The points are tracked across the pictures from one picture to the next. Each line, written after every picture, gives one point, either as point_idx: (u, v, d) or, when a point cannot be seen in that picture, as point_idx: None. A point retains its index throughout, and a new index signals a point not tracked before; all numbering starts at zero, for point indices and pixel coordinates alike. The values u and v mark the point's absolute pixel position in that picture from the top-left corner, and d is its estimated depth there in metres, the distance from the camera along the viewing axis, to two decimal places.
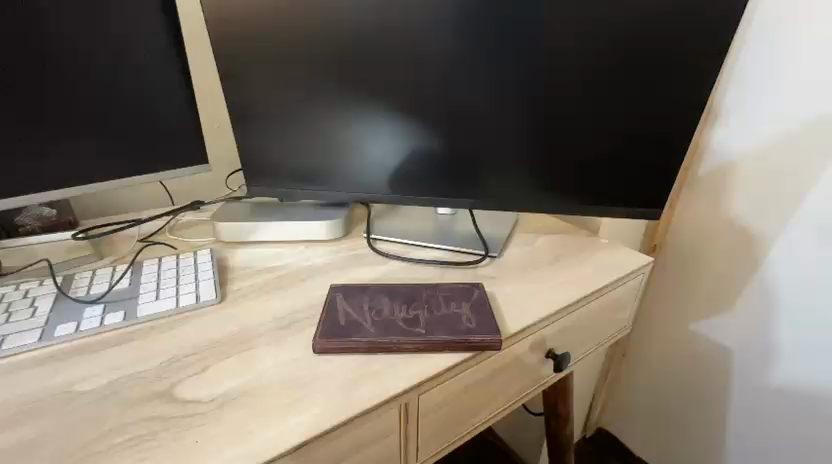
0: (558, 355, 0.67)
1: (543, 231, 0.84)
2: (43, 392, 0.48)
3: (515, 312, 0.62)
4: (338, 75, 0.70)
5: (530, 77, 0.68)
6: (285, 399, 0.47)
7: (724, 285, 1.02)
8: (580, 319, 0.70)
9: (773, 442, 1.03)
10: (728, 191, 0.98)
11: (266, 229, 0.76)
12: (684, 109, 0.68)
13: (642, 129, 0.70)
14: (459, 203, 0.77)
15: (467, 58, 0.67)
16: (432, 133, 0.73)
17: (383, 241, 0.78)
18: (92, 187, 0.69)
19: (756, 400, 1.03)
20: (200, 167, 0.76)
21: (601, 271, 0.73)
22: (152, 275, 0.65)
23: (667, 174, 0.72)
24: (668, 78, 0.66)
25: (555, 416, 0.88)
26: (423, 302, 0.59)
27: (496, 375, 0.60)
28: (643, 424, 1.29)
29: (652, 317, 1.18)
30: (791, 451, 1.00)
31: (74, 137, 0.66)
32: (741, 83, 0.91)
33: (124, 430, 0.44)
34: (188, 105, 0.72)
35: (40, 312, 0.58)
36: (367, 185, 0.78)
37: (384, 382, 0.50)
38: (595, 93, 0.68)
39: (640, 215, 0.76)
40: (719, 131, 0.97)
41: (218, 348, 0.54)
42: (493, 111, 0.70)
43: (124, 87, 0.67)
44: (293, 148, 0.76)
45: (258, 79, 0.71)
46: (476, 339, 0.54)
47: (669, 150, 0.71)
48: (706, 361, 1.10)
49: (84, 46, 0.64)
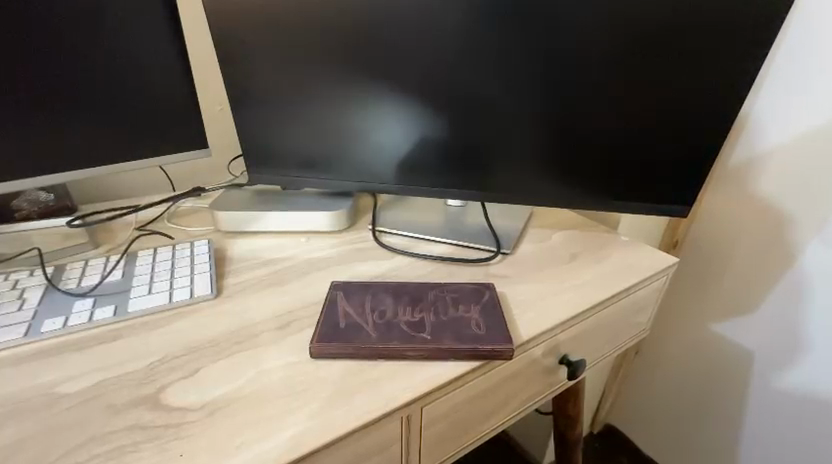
0: (572, 362, 0.63)
1: (560, 225, 0.79)
2: (25, 393, 0.45)
3: (528, 316, 0.58)
4: (345, 58, 0.64)
5: (551, 61, 0.61)
6: (278, 409, 0.44)
7: (749, 286, 0.96)
8: (597, 322, 0.65)
9: (783, 445, 1.00)
10: (761, 188, 0.90)
11: (267, 219, 0.72)
12: (723, 97, 0.61)
13: (675, 119, 0.63)
14: (470, 194, 0.72)
15: (483, 38, 0.61)
16: (442, 119, 0.67)
17: (388, 234, 0.74)
18: (85, 172, 0.65)
19: (773, 405, 0.99)
20: (199, 152, 0.71)
21: (622, 272, 0.68)
22: (146, 267, 0.62)
23: (699, 168, 0.66)
24: (706, 63, 0.59)
25: (564, 416, 0.83)
26: (429, 304, 0.55)
27: (506, 383, 0.56)
28: (653, 424, 1.25)
29: (669, 316, 1.13)
30: (801, 455, 0.97)
31: (61, 121, 0.62)
32: (782, 70, 0.82)
33: (105, 439, 0.41)
34: (183, 88, 0.67)
35: (28, 304, 0.55)
36: (375, 173, 0.73)
37: (386, 393, 0.46)
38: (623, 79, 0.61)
39: (667, 213, 0.70)
40: (754, 123, 0.89)
41: (211, 349, 0.51)
42: (512, 98, 0.64)
43: (114, 65, 0.63)
44: (296, 133, 0.71)
45: (258, 60, 0.66)
46: (487, 348, 0.50)
47: (703, 143, 0.64)
48: (723, 364, 1.05)
49: (68, 25, 0.59)
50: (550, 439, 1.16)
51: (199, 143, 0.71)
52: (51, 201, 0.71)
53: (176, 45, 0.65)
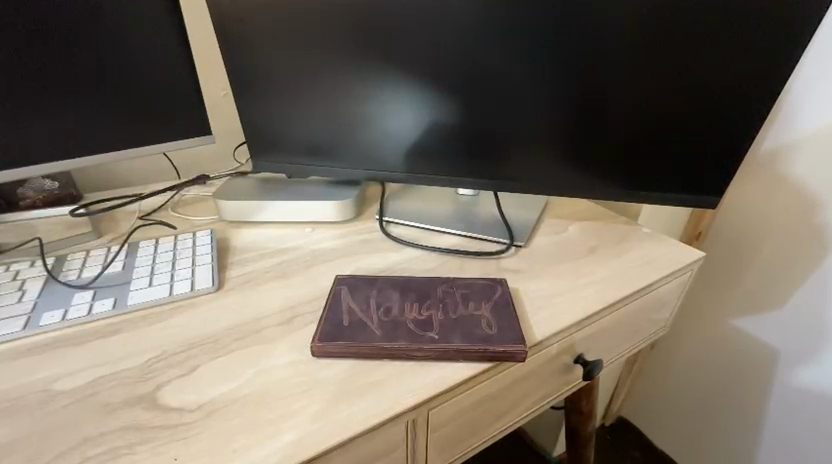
0: (588, 362, 0.60)
1: (576, 217, 0.75)
2: (20, 390, 0.44)
3: (543, 314, 0.55)
4: (350, 43, 0.61)
5: (574, 38, 0.56)
6: (277, 412, 0.42)
7: (777, 283, 0.90)
8: (616, 320, 0.61)
9: (802, 445, 0.96)
10: (795, 178, 0.84)
11: (270, 208, 0.70)
12: (764, 79, 0.55)
13: (707, 103, 0.58)
14: (483, 184, 0.68)
15: (499, 16, 0.56)
16: (455, 105, 0.63)
17: (397, 225, 0.71)
18: (84, 161, 0.62)
19: (796, 405, 0.95)
20: (202, 139, 0.68)
21: (643, 267, 0.64)
22: (148, 259, 0.60)
23: (731, 157, 0.61)
24: (742, 44, 0.53)
25: (576, 412, 0.79)
26: (438, 301, 0.53)
27: (517, 383, 0.54)
28: (669, 420, 1.21)
29: (690, 311, 1.08)
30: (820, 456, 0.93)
31: (54, 110, 0.59)
32: (826, 48, 0.75)
33: (100, 441, 0.40)
34: (183, 75, 0.64)
35: (27, 296, 0.54)
36: (383, 162, 0.70)
37: (388, 397, 0.44)
38: (646, 63, 0.57)
39: (694, 204, 0.65)
40: (791, 107, 0.82)
41: (211, 346, 0.49)
42: (529, 82, 0.60)
43: (108, 50, 0.59)
44: (300, 121, 0.68)
45: (261, 42, 0.62)
46: (498, 349, 0.47)
47: (740, 129, 0.59)
48: (744, 362, 1.01)
49: (57, 6, 0.55)
50: (561, 433, 1.14)
51: (200, 131, 0.68)
52: (55, 189, 0.69)
53: (176, 27, 0.62)
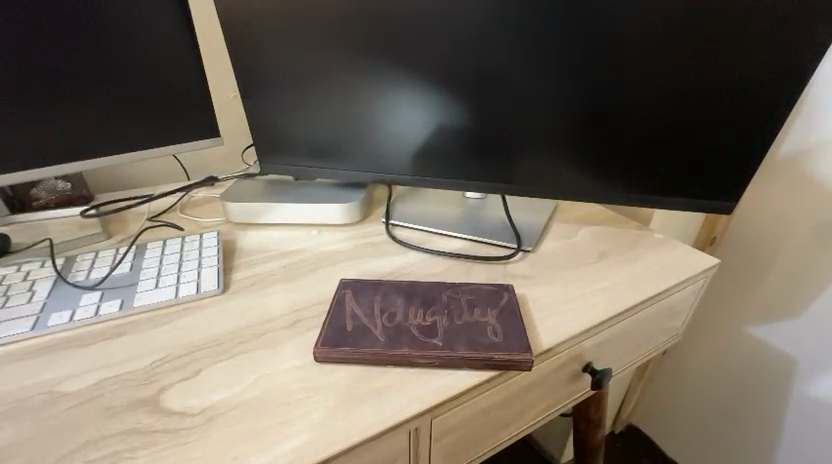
0: (596, 371, 0.58)
1: (586, 221, 0.73)
2: (26, 391, 0.45)
3: (550, 322, 0.54)
4: (354, 44, 0.60)
5: (581, 39, 0.55)
6: (278, 419, 0.42)
7: (796, 290, 0.87)
8: (626, 328, 0.60)
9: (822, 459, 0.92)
10: (815, 182, 0.81)
11: (277, 210, 0.70)
12: (778, 80, 0.53)
13: (714, 104, 0.56)
14: (490, 187, 0.67)
15: (500, 17, 0.55)
16: (460, 108, 0.63)
17: (402, 228, 0.71)
18: (91, 163, 0.63)
19: (815, 417, 0.91)
20: (209, 140, 0.69)
21: (655, 274, 0.62)
22: (155, 260, 0.61)
23: (748, 160, 0.59)
24: (757, 43, 0.51)
25: (585, 420, 0.76)
26: (443, 306, 0.52)
27: (523, 392, 0.52)
28: (683, 429, 1.18)
29: (704, 317, 1.05)
30: None
31: (63, 114, 0.60)
32: None
33: (101, 444, 0.40)
34: (190, 78, 0.65)
35: (37, 297, 0.55)
36: (389, 164, 0.69)
37: (389, 405, 0.43)
38: (650, 63, 0.55)
39: (708, 208, 0.63)
40: (813, 108, 0.79)
41: (213, 350, 0.49)
42: (535, 83, 0.59)
43: (116, 54, 0.60)
44: (306, 122, 0.68)
45: (264, 42, 0.62)
46: (503, 357, 0.46)
47: (755, 131, 0.57)
48: (761, 370, 0.98)
49: (67, 11, 0.56)
50: (570, 440, 1.12)
51: (206, 134, 0.68)
52: (68, 190, 0.70)
53: (183, 30, 0.62)
